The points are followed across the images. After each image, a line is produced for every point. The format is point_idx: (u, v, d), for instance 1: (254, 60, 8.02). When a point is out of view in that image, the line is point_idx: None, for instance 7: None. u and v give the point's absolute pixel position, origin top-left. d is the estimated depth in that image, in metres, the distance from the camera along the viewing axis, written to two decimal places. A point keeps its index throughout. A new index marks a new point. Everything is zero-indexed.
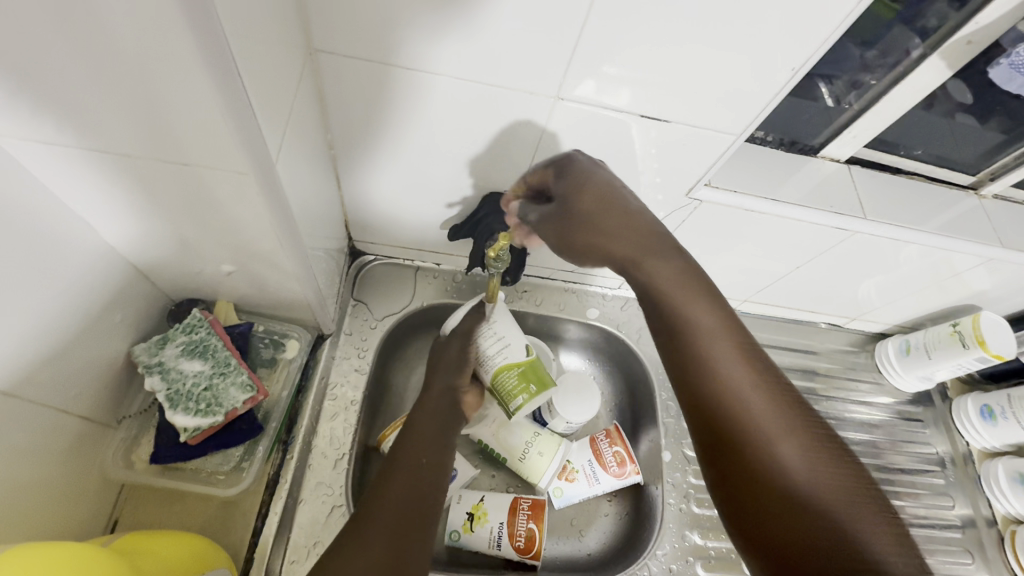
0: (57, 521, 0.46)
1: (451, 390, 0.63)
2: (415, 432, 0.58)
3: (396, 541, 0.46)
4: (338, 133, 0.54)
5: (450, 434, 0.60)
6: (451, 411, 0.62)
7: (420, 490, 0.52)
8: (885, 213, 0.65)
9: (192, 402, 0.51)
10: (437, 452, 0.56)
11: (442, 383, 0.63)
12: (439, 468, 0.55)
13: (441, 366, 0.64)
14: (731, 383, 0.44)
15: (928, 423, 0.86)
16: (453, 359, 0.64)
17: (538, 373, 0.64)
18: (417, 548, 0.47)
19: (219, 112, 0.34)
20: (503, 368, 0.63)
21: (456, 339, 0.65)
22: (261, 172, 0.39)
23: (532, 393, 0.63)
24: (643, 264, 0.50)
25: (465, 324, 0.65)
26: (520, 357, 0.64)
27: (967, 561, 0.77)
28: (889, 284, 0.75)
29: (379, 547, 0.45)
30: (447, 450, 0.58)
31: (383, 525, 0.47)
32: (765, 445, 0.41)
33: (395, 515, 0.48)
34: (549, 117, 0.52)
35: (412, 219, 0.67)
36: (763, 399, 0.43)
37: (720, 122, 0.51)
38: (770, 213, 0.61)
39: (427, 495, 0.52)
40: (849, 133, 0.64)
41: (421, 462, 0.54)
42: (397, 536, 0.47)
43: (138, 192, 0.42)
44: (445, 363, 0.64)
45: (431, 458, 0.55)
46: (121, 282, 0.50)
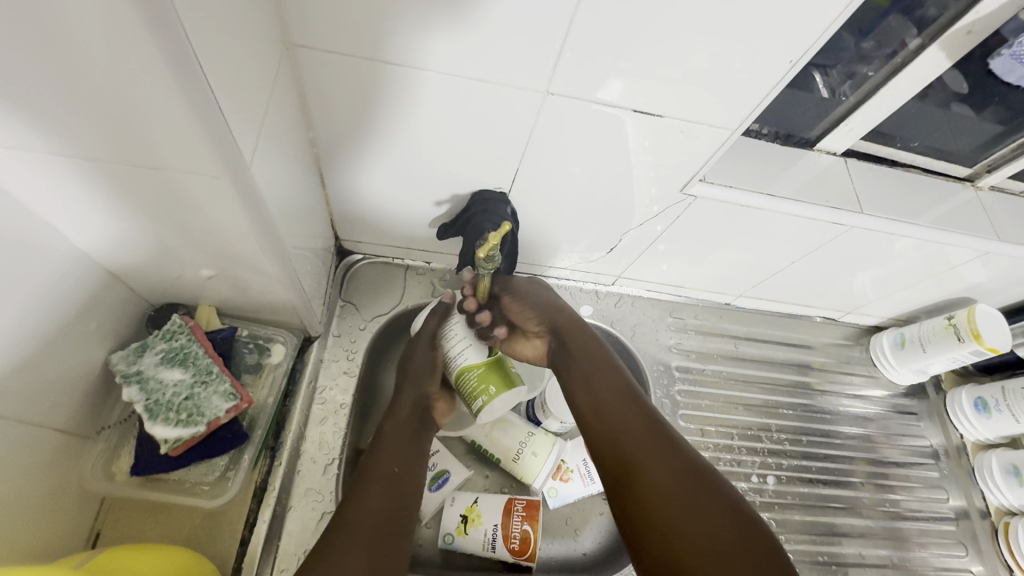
0: (34, 538, 0.45)
1: (420, 396, 0.62)
2: (386, 439, 0.57)
3: (376, 552, 0.47)
4: (320, 130, 0.52)
5: (422, 439, 0.60)
6: (421, 416, 0.61)
7: (392, 505, 0.51)
8: (882, 206, 0.64)
9: (173, 412, 0.49)
10: (411, 458, 0.56)
11: (411, 388, 0.62)
12: (412, 475, 0.55)
13: (411, 372, 0.63)
14: (623, 425, 0.55)
15: (922, 416, 0.86)
16: (422, 364, 0.63)
17: (502, 373, 0.60)
18: (396, 557, 0.47)
19: (186, 114, 0.32)
20: (463, 369, 0.59)
21: (423, 344, 0.64)
22: (236, 176, 0.37)
23: (494, 391, 0.59)
24: (566, 334, 0.63)
25: (430, 327, 0.64)
26: (481, 356, 0.60)
27: (961, 554, 0.77)
28: (884, 278, 0.74)
29: (358, 559, 0.45)
30: (420, 455, 0.58)
31: (362, 536, 0.47)
32: (655, 470, 0.50)
33: (373, 526, 0.48)
34: (539, 114, 0.50)
35: (400, 218, 0.65)
36: (647, 433, 0.54)
37: (715, 117, 0.50)
38: (766, 208, 0.60)
39: (402, 502, 0.52)
40: (846, 125, 0.62)
41: (394, 469, 0.54)
42: (375, 547, 0.47)
43: (108, 197, 0.40)
44: (414, 368, 0.63)
45: (404, 465, 0.55)
46: (94, 288, 0.48)
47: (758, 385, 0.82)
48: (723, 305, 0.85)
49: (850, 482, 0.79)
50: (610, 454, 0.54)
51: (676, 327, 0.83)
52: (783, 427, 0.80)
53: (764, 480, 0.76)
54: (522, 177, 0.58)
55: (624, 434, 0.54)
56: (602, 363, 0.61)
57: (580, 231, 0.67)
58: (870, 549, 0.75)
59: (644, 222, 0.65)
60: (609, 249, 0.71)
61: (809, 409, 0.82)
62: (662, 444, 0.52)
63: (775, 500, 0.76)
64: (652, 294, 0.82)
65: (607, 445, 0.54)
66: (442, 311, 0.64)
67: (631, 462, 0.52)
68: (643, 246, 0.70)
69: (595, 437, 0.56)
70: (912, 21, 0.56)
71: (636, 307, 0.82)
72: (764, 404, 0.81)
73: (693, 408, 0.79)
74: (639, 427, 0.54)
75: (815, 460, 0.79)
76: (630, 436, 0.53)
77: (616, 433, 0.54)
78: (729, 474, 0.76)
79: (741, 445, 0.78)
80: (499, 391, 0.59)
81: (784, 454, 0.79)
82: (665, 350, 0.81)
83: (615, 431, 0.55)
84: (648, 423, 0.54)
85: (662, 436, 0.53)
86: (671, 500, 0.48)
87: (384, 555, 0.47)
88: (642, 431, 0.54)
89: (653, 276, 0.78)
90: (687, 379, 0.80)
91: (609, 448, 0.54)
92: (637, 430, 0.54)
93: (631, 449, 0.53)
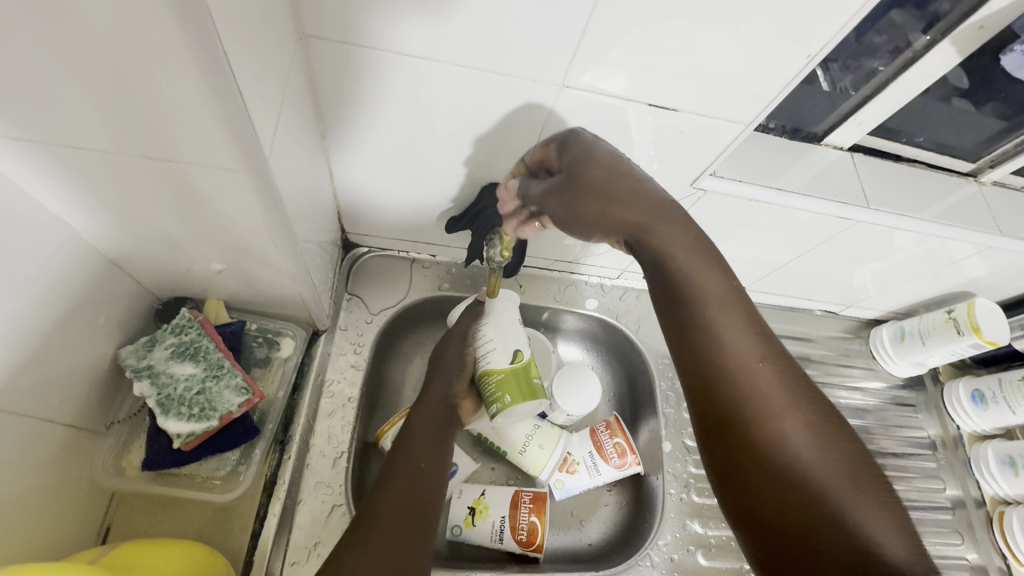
0: (47, 532, 0.44)
1: (448, 392, 0.62)
2: (412, 435, 0.57)
3: (401, 547, 0.47)
4: (330, 121, 0.51)
5: (448, 436, 0.60)
6: (448, 413, 0.61)
7: (416, 500, 0.51)
8: (887, 201, 0.64)
9: (185, 407, 0.49)
10: (438, 457, 0.56)
11: (439, 384, 0.62)
12: (436, 472, 0.55)
13: (441, 368, 0.63)
14: (759, 376, 0.46)
15: (920, 407, 0.87)
16: (451, 361, 0.63)
17: (524, 383, 0.59)
18: (422, 553, 0.47)
19: (207, 102, 0.31)
20: (485, 372, 0.60)
21: (456, 339, 0.64)
22: (255, 167, 0.37)
23: (508, 399, 0.58)
24: (649, 242, 0.51)
25: (463, 325, 0.64)
26: (505, 362, 0.59)
27: (957, 542, 0.79)
28: (885, 272, 0.75)
29: (385, 554, 0.45)
30: (445, 452, 0.58)
31: (388, 530, 0.47)
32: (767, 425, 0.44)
33: (399, 521, 0.48)
34: (553, 106, 0.50)
35: (408, 210, 0.65)
36: (766, 372, 0.46)
37: (730, 111, 0.50)
38: (775, 203, 0.60)
39: (426, 499, 0.52)
40: (854, 120, 0.63)
41: (421, 465, 0.54)
42: (401, 542, 0.47)
43: (120, 188, 0.39)
44: (444, 364, 0.63)
45: (430, 462, 0.55)
46: (101, 281, 0.47)
47: None
48: None
49: None
50: (747, 408, 0.45)
51: None
52: None
53: None
54: None
55: (763, 387, 0.45)
56: (705, 285, 0.50)
57: None
58: None
59: None
60: None
61: None
62: (806, 400, 0.45)
63: None
64: None
65: (741, 398, 0.45)
66: (475, 309, 0.65)
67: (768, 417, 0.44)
68: None
69: (727, 384, 0.46)
70: (923, 16, 0.56)
71: (641, 300, 0.82)
72: None
73: None
74: (778, 376, 0.46)
75: None
76: (768, 387, 0.45)
77: (755, 383, 0.45)
78: None
79: None
80: (513, 402, 0.58)
81: None
82: None
83: (752, 383, 0.46)
84: (772, 373, 0.46)
85: (796, 386, 0.46)
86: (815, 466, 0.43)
87: (410, 549, 0.47)
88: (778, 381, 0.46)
89: None
90: None
91: (747, 403, 0.45)
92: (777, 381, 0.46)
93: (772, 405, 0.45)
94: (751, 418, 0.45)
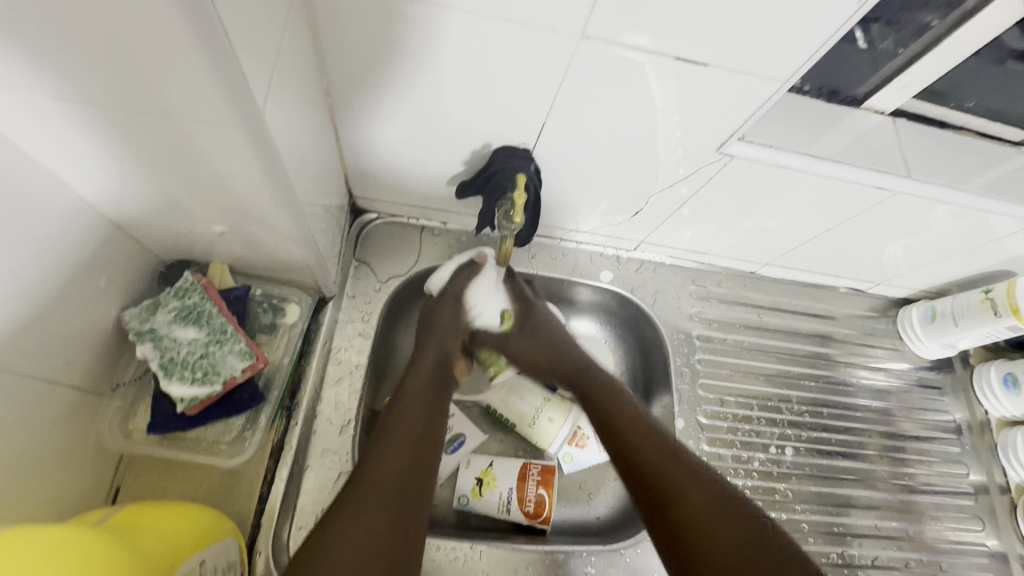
0: (57, 492, 0.44)
1: (443, 352, 0.61)
2: (407, 395, 0.56)
3: (402, 509, 0.47)
4: (334, 76, 0.49)
5: (445, 394, 0.58)
6: (443, 373, 0.60)
7: (413, 460, 0.50)
8: (931, 171, 0.59)
9: (188, 370, 0.48)
10: (431, 415, 0.55)
11: (432, 343, 0.61)
12: (435, 431, 0.54)
13: (435, 328, 0.62)
14: (667, 459, 0.52)
15: (947, 390, 0.84)
16: (446, 318, 0.63)
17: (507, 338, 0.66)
18: (422, 515, 0.48)
19: (189, 43, 0.28)
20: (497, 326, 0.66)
21: (449, 299, 0.64)
22: (249, 122, 0.35)
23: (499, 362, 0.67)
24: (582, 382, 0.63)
25: (456, 285, 0.65)
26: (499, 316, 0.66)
27: (977, 528, 0.77)
28: (919, 249, 0.71)
29: (389, 515, 0.46)
30: (443, 412, 0.57)
31: (390, 490, 0.47)
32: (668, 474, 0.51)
33: (401, 482, 0.48)
34: (572, 61, 0.46)
35: (418, 174, 0.62)
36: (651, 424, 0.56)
37: (765, 68, 0.46)
38: (807, 171, 0.56)
39: (424, 458, 0.51)
40: (899, 81, 0.58)
41: (415, 423, 0.53)
42: (404, 501, 0.47)
43: (113, 143, 0.37)
44: (438, 324, 0.62)
45: (427, 422, 0.54)
46: (102, 242, 0.46)
47: (778, 356, 0.81)
48: (747, 273, 0.82)
49: (865, 455, 0.78)
50: (669, 502, 0.49)
51: (699, 295, 0.80)
52: (803, 399, 0.79)
53: (782, 452, 0.76)
54: (548, 133, 0.54)
55: (673, 470, 0.51)
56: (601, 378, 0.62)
57: (603, 193, 0.64)
58: (885, 521, 0.75)
59: (672, 184, 0.61)
60: (635, 212, 0.67)
61: (829, 381, 0.81)
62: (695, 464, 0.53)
63: (792, 471, 0.75)
64: (674, 261, 0.79)
65: (659, 486, 0.50)
66: (470, 270, 0.66)
67: (687, 507, 0.48)
68: (669, 210, 0.67)
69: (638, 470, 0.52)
70: None
71: (657, 274, 0.79)
72: (783, 375, 0.80)
73: (711, 377, 0.77)
74: (657, 438, 0.54)
75: (834, 433, 0.78)
76: (675, 467, 0.51)
77: (667, 470, 0.51)
78: (746, 444, 0.75)
79: (760, 416, 0.77)
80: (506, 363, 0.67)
81: (803, 426, 0.78)
82: (686, 318, 0.79)
83: (657, 460, 0.52)
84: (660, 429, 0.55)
85: (693, 467, 0.51)
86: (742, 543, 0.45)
87: (412, 511, 0.47)
88: (682, 466, 0.51)
89: (676, 242, 0.75)
90: (707, 348, 0.78)
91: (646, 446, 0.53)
92: (671, 460, 0.52)
93: (699, 499, 0.49)
94: (673, 508, 0.49)
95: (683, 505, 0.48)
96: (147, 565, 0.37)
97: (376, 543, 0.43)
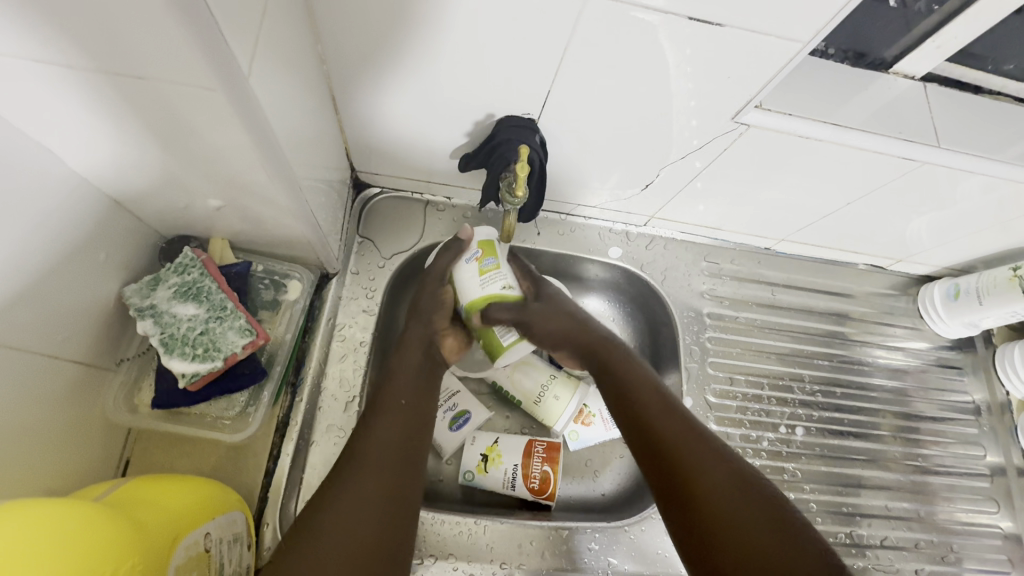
0: (65, 466, 0.45)
1: (431, 330, 0.59)
2: (395, 374, 0.55)
3: (393, 485, 0.47)
4: (332, 43, 0.46)
5: (435, 374, 0.58)
6: (432, 353, 0.59)
7: (405, 441, 0.50)
8: (963, 140, 0.56)
9: (188, 347, 0.48)
10: (420, 395, 0.54)
11: (419, 322, 0.59)
12: (421, 409, 0.53)
13: (418, 307, 0.60)
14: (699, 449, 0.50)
15: (966, 370, 0.81)
16: (431, 296, 0.60)
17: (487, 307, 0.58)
18: (408, 491, 0.48)
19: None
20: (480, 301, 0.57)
21: (431, 279, 0.60)
22: (232, 88, 0.33)
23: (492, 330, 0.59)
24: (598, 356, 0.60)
25: (439, 264, 0.60)
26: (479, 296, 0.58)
27: (992, 510, 0.76)
28: (945, 224, 0.68)
29: (373, 493, 0.46)
30: (432, 390, 0.56)
31: (374, 465, 0.47)
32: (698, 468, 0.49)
33: (386, 460, 0.48)
34: (578, 23, 0.43)
35: (421, 147, 0.60)
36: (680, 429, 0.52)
37: (787, 28, 0.42)
38: (829, 140, 0.53)
39: (415, 437, 0.51)
40: (932, 42, 0.54)
41: (403, 403, 0.53)
42: (389, 477, 0.47)
43: (98, 114, 0.36)
44: (422, 303, 0.60)
45: (413, 399, 0.53)
46: (100, 218, 0.45)
47: (792, 334, 0.79)
48: (762, 250, 0.79)
49: (878, 435, 0.77)
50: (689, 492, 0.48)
51: (711, 272, 0.78)
52: (816, 378, 0.77)
53: (793, 431, 0.74)
54: (553, 103, 0.52)
55: (712, 476, 0.48)
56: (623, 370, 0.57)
57: (613, 166, 0.62)
58: (896, 502, 0.74)
59: (684, 156, 0.59)
60: (645, 185, 0.65)
61: (844, 360, 0.79)
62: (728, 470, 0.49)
63: (803, 451, 0.74)
64: (685, 236, 0.77)
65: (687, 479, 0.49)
66: (454, 248, 0.60)
67: (708, 498, 0.47)
68: (682, 183, 0.64)
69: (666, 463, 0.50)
70: None
71: (668, 250, 0.77)
72: (796, 354, 0.78)
73: (722, 356, 0.76)
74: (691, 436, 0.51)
75: (847, 413, 0.77)
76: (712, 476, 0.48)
77: (691, 460, 0.50)
78: (756, 424, 0.74)
79: (771, 395, 0.75)
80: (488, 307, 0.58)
81: (815, 406, 0.76)
82: (696, 295, 0.77)
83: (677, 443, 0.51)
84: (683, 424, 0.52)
85: (715, 451, 0.50)
86: (769, 536, 0.45)
87: (397, 487, 0.47)
88: (707, 453, 0.50)
89: (689, 217, 0.72)
90: (718, 326, 0.77)
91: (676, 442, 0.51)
92: (694, 447, 0.50)
93: (720, 489, 0.48)
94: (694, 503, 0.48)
95: (706, 497, 0.47)
96: (151, 536, 0.38)
97: (359, 520, 0.44)
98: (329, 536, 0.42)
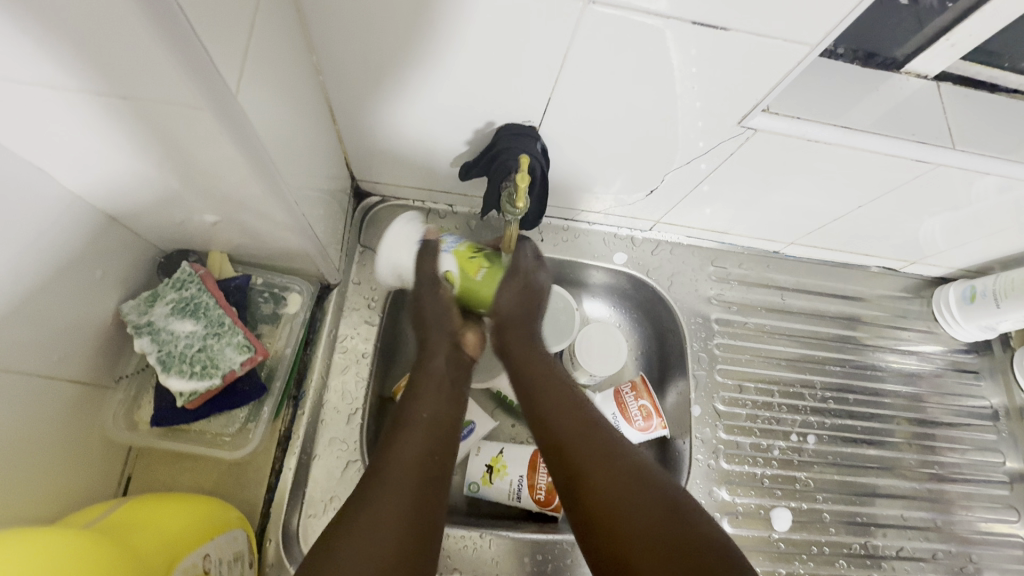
0: (66, 486, 0.45)
1: (450, 340, 0.60)
2: (420, 388, 0.55)
3: (425, 498, 0.46)
4: (326, 53, 0.46)
5: (458, 385, 0.58)
6: (456, 368, 0.58)
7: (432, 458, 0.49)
8: (979, 141, 0.54)
9: (186, 364, 0.48)
10: (445, 408, 0.54)
11: (436, 334, 0.60)
12: (447, 424, 0.53)
13: (426, 320, 0.60)
14: (581, 428, 0.51)
15: (983, 374, 0.79)
16: (434, 306, 0.60)
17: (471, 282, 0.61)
18: (437, 504, 0.47)
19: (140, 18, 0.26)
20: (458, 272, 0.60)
21: (426, 288, 0.60)
22: (218, 103, 0.32)
23: (477, 281, 0.60)
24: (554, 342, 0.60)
25: (426, 271, 0.60)
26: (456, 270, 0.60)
27: (1012, 518, 0.74)
28: (960, 226, 0.66)
29: (400, 504, 0.44)
30: (457, 405, 0.55)
31: (401, 480, 0.46)
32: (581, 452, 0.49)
33: (410, 472, 0.47)
34: (577, 30, 0.42)
35: (421, 156, 0.59)
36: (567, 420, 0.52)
37: (792, 31, 0.41)
38: (839, 143, 0.52)
39: (441, 451, 0.50)
40: (947, 40, 0.52)
41: (425, 415, 0.52)
42: (420, 493, 0.46)
43: (88, 135, 0.35)
44: (428, 315, 0.60)
45: (436, 412, 0.53)
46: (98, 236, 0.45)
47: (802, 340, 0.77)
48: (771, 253, 0.78)
49: (893, 443, 0.75)
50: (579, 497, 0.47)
51: (718, 277, 0.76)
52: (827, 385, 0.76)
53: (804, 439, 0.73)
54: (554, 109, 0.51)
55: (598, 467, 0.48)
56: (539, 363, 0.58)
57: (617, 171, 0.60)
58: (912, 511, 0.72)
59: (689, 160, 0.57)
60: (650, 190, 0.64)
61: (856, 365, 0.77)
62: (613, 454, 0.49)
63: (814, 459, 0.72)
64: (692, 241, 0.76)
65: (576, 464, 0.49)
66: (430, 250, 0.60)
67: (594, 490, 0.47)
68: (687, 187, 0.63)
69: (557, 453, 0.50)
70: None
71: (674, 255, 0.76)
72: (807, 360, 0.76)
73: (731, 362, 0.74)
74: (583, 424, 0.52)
75: (860, 420, 0.75)
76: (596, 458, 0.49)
77: (579, 458, 0.49)
78: (767, 432, 0.72)
79: (781, 403, 0.74)
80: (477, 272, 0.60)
81: (827, 413, 0.74)
82: (703, 301, 0.75)
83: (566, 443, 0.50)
84: (572, 411, 0.53)
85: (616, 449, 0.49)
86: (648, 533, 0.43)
87: (430, 500, 0.46)
88: (601, 446, 0.49)
89: (695, 222, 0.71)
90: (726, 332, 0.75)
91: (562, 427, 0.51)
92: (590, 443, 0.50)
93: (605, 489, 0.47)
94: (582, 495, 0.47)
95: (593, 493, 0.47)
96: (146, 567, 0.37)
97: (384, 535, 0.42)
98: (359, 550, 0.41)
